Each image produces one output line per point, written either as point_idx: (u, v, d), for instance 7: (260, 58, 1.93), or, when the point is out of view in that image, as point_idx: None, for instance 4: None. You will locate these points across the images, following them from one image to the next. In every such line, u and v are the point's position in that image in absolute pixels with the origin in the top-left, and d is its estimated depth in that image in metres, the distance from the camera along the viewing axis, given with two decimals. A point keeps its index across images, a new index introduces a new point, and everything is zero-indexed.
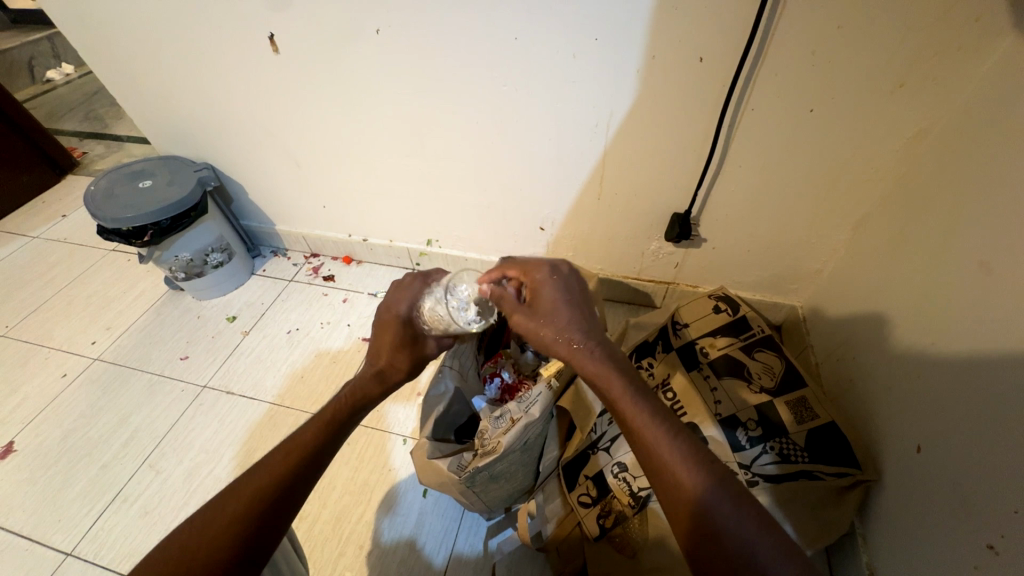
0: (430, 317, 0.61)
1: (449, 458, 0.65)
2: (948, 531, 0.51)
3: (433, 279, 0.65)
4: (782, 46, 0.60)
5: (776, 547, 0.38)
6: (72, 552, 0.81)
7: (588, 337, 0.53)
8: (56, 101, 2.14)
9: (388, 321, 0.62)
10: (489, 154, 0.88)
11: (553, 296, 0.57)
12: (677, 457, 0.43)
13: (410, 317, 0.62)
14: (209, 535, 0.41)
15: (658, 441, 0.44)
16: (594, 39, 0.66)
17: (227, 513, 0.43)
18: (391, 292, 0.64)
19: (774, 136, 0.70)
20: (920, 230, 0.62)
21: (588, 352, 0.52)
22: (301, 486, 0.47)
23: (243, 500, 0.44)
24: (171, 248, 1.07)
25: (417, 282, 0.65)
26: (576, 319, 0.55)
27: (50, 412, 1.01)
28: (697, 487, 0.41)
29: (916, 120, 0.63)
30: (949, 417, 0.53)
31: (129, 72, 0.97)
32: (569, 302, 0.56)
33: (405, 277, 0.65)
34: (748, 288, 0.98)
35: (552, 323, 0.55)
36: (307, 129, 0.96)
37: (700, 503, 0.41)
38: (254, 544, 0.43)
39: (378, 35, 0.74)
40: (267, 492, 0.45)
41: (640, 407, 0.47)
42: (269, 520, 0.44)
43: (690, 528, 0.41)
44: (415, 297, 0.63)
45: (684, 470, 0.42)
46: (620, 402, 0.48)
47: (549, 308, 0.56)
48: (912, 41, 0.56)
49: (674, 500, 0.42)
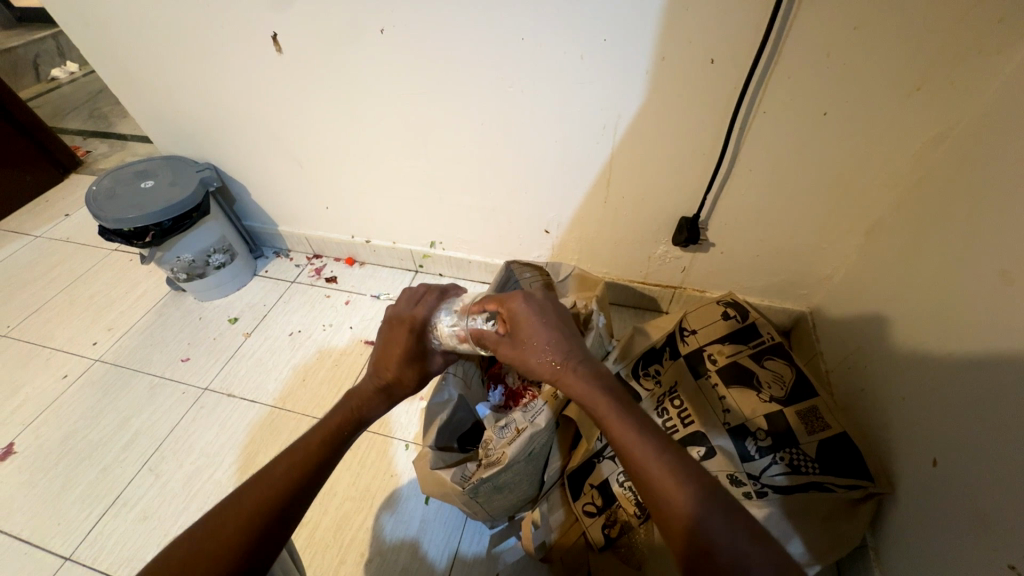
0: (442, 333, 0.65)
1: (452, 469, 0.64)
2: (968, 549, 0.49)
3: (450, 297, 0.70)
4: (795, 48, 0.58)
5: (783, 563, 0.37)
6: (71, 557, 0.80)
7: (570, 356, 0.53)
8: (60, 99, 2.15)
9: (402, 330, 0.64)
10: (493, 156, 0.87)
11: (530, 318, 0.58)
12: (665, 472, 0.42)
13: (424, 328, 0.65)
14: (209, 547, 0.40)
15: (646, 456, 0.43)
16: (603, 39, 0.64)
17: (228, 525, 0.42)
18: (405, 304, 0.67)
19: (787, 140, 0.69)
20: (937, 237, 0.61)
21: (572, 372, 0.52)
22: (303, 499, 0.46)
23: (244, 511, 0.43)
24: (173, 250, 1.07)
25: (433, 297, 0.69)
26: (557, 340, 0.55)
27: (51, 413, 1.00)
28: (683, 501, 0.40)
29: (932, 125, 0.61)
30: (967, 430, 0.51)
31: (132, 72, 0.96)
32: (547, 325, 0.57)
33: (421, 290, 0.70)
34: (757, 293, 0.96)
35: (534, 345, 0.56)
36: (310, 130, 0.95)
37: (690, 519, 0.39)
38: (254, 556, 0.42)
39: (382, 35, 0.73)
40: (270, 505, 0.44)
41: (625, 423, 0.46)
42: (271, 532, 0.43)
43: (682, 547, 0.40)
44: (430, 310, 0.67)
45: (673, 485, 0.41)
46: (607, 420, 0.47)
47: (528, 330, 0.57)
48: (930, 43, 0.54)
49: (670, 518, 0.41)
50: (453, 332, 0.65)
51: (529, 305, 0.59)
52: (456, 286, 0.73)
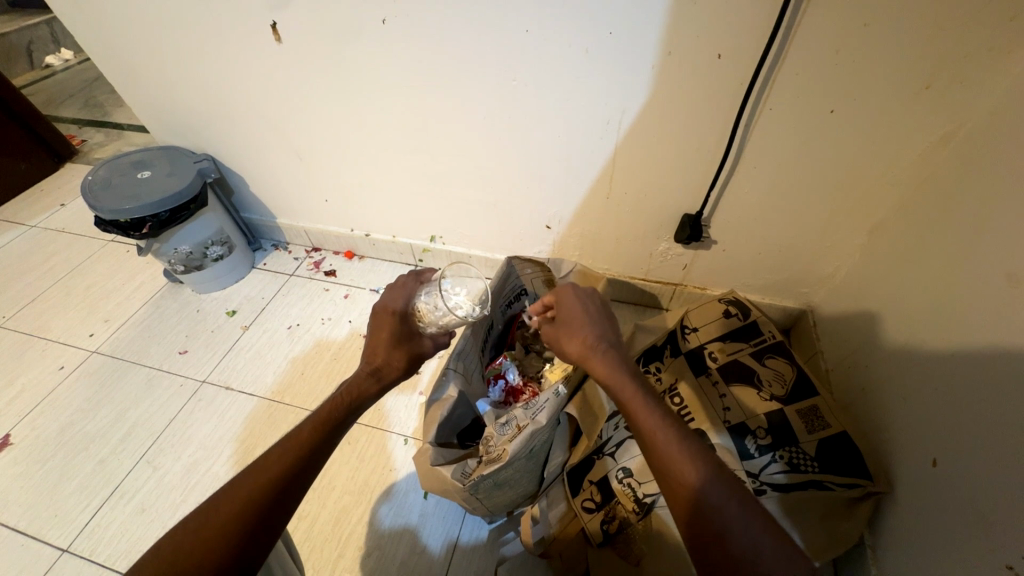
0: (423, 312, 0.62)
1: (453, 466, 0.63)
2: (966, 551, 0.49)
3: (427, 278, 0.68)
4: (804, 44, 0.58)
5: (784, 561, 0.38)
6: (68, 549, 0.80)
7: (601, 338, 0.54)
8: (54, 87, 2.11)
9: (385, 316, 0.63)
10: (495, 150, 0.86)
11: (578, 299, 0.59)
12: (684, 456, 0.43)
13: (407, 311, 0.64)
14: (205, 534, 0.40)
15: (666, 441, 0.44)
16: (609, 33, 0.63)
17: (223, 512, 0.42)
18: (387, 291, 0.66)
19: (793, 137, 0.68)
20: (942, 237, 0.60)
21: (600, 352, 0.52)
22: (299, 484, 0.46)
23: (241, 496, 0.43)
24: (170, 242, 1.06)
25: (411, 281, 0.67)
26: (593, 322, 0.55)
27: (47, 404, 1.00)
28: (698, 484, 0.41)
29: (940, 124, 0.61)
30: (967, 432, 0.51)
31: (128, 60, 0.94)
32: (587, 303, 0.58)
33: (400, 277, 0.68)
34: (758, 291, 0.96)
35: (573, 324, 0.56)
36: (310, 121, 0.93)
37: (703, 502, 0.41)
38: (250, 544, 0.42)
39: (384, 26, 0.72)
40: (266, 491, 0.44)
41: (648, 408, 0.47)
42: (268, 517, 0.43)
43: (692, 527, 0.41)
44: (409, 294, 0.66)
45: (687, 467, 0.42)
46: (629, 404, 0.47)
47: (571, 309, 0.58)
48: (941, 39, 0.53)
49: (681, 500, 0.42)
50: (434, 308, 0.60)
51: (580, 287, 0.60)
52: (433, 268, 0.71)
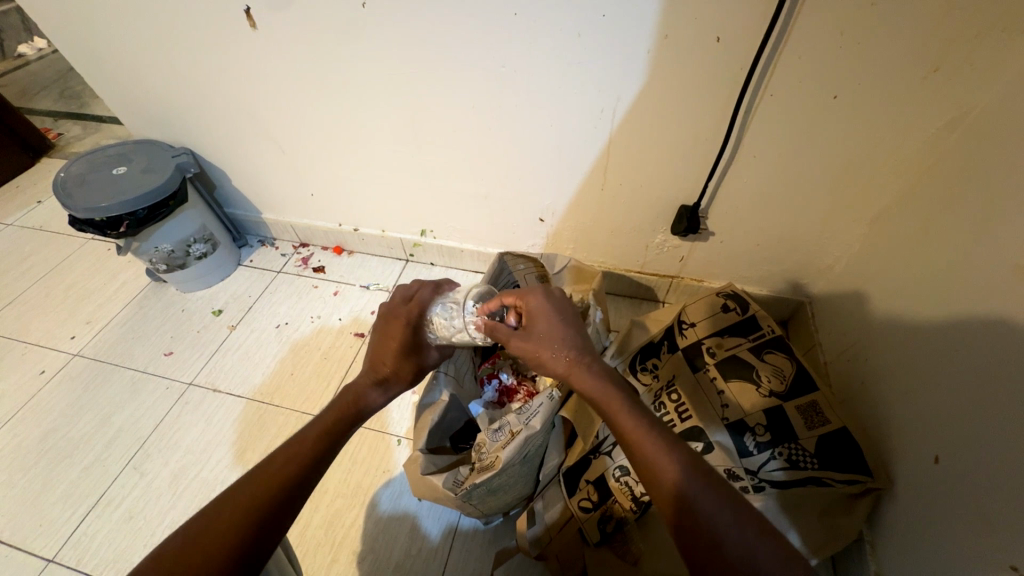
0: (438, 325, 0.61)
1: (444, 474, 0.62)
2: (971, 551, 0.48)
3: (445, 291, 0.65)
4: (806, 25, 0.55)
5: (780, 567, 0.37)
6: (54, 559, 0.79)
7: (584, 351, 0.53)
8: (28, 77, 2.04)
9: (398, 324, 0.60)
10: (486, 141, 0.83)
11: (549, 313, 0.56)
12: (676, 466, 0.43)
13: (420, 322, 0.61)
14: (203, 543, 0.39)
15: (658, 452, 0.44)
16: (602, 15, 0.60)
17: (223, 519, 0.40)
18: (398, 297, 0.62)
19: (795, 123, 0.65)
20: (949, 226, 0.58)
21: (586, 367, 0.52)
22: (302, 490, 0.45)
23: (242, 501, 0.42)
24: (150, 239, 1.02)
25: (428, 291, 0.64)
26: (571, 335, 0.54)
27: (29, 409, 0.97)
28: (675, 477, 0.42)
29: (946, 110, 0.58)
30: (971, 428, 0.50)
31: (97, 50, 0.89)
32: (563, 319, 0.56)
33: (414, 284, 0.65)
34: (756, 282, 0.94)
35: (552, 339, 0.54)
36: (292, 112, 0.89)
37: (700, 513, 0.40)
38: (249, 553, 0.40)
39: (364, 10, 0.68)
40: (269, 498, 0.42)
41: (636, 420, 0.47)
42: (268, 526, 0.41)
43: (673, 517, 0.42)
44: (424, 306, 0.62)
45: (684, 480, 0.42)
46: (618, 417, 0.48)
47: (546, 322, 0.55)
48: (952, 19, 0.50)
49: (676, 507, 0.42)
50: (450, 322, 0.60)
51: (551, 299, 0.58)
52: (451, 281, 0.69)
